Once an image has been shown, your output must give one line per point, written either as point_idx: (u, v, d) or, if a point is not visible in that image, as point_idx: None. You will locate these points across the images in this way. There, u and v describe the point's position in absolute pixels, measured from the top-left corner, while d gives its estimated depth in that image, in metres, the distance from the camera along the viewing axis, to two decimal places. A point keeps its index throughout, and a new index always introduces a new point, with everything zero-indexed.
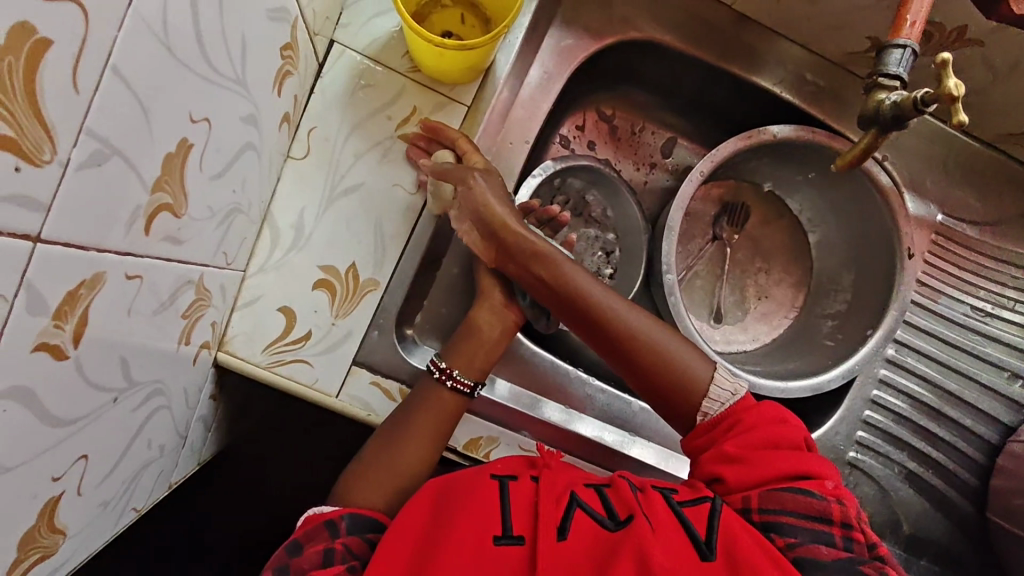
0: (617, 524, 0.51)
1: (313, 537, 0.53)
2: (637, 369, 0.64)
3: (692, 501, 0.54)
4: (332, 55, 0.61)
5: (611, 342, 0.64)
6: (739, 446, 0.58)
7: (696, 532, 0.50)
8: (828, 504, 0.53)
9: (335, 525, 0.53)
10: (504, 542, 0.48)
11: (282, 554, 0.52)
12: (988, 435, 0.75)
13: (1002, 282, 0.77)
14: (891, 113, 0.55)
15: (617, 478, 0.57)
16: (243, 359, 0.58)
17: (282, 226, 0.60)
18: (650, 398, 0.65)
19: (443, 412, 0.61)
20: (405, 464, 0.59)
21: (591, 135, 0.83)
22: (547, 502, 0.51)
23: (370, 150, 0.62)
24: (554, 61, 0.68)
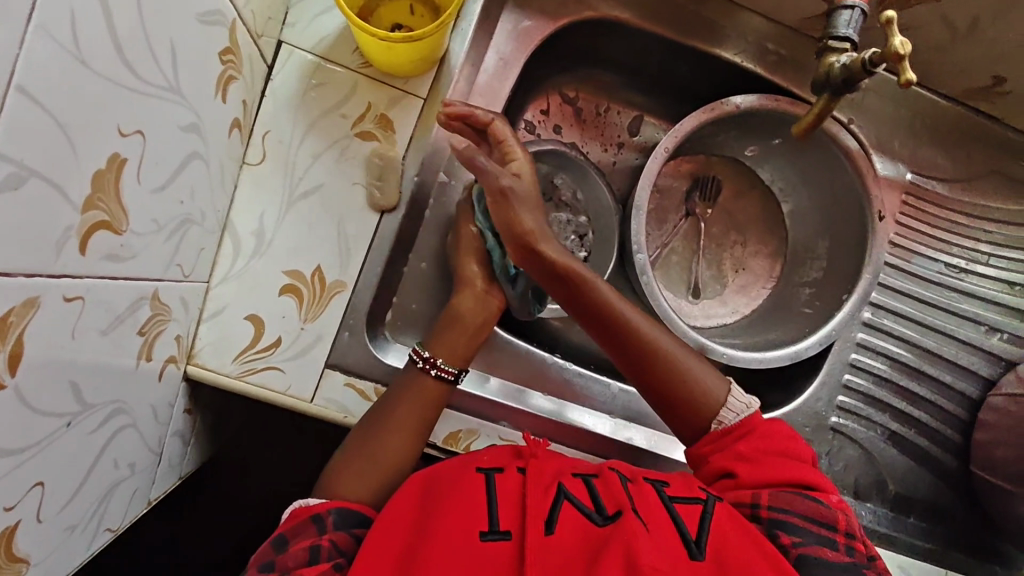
0: (605, 519, 0.50)
1: (299, 532, 0.52)
2: (651, 379, 0.62)
3: (684, 498, 0.54)
4: (281, 55, 0.60)
5: (629, 351, 0.62)
6: (755, 447, 0.59)
7: (686, 530, 0.51)
8: (834, 513, 0.56)
9: (322, 519, 0.53)
10: (490, 538, 0.48)
11: (269, 548, 0.52)
12: (968, 389, 0.76)
13: (975, 237, 0.77)
14: (842, 76, 0.58)
15: (604, 470, 0.57)
16: (213, 370, 0.58)
17: (243, 234, 0.59)
18: (658, 406, 0.63)
19: (427, 401, 0.60)
20: (390, 454, 0.58)
21: (556, 118, 0.81)
22: (534, 495, 0.51)
23: (327, 150, 0.61)
24: (510, 46, 0.67)
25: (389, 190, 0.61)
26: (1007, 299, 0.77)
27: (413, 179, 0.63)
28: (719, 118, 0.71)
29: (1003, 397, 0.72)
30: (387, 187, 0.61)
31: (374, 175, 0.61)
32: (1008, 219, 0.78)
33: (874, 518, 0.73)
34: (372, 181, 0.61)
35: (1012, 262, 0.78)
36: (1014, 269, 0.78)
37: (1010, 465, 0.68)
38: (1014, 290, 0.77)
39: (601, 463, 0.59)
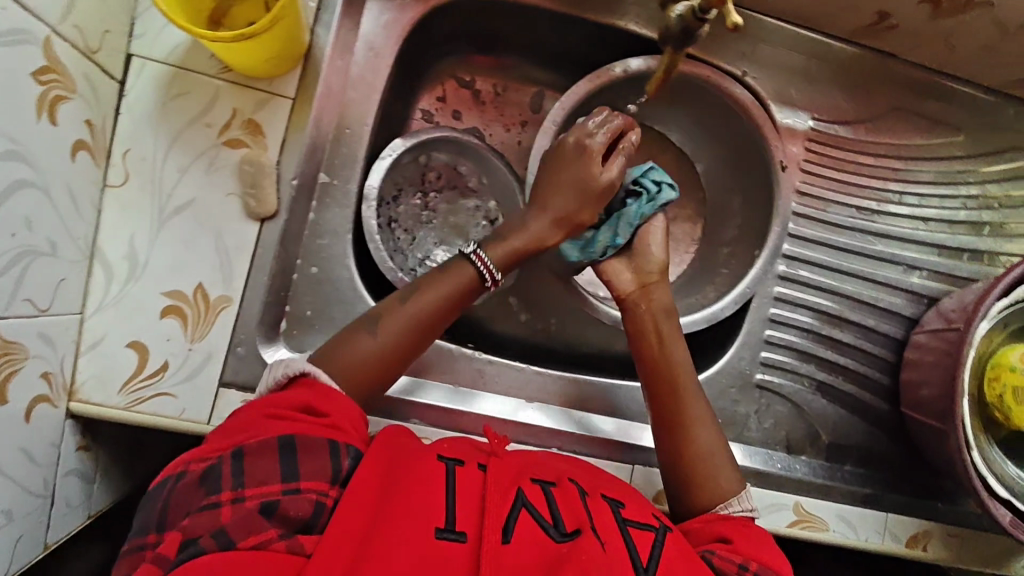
0: (563, 535, 0.45)
1: (308, 458, 0.45)
2: (676, 440, 0.61)
3: (637, 522, 0.50)
4: (132, 69, 0.57)
5: (669, 402, 0.63)
6: (756, 532, 0.55)
7: (637, 555, 0.46)
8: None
9: (338, 458, 0.46)
10: (446, 537, 0.41)
11: (276, 445, 0.45)
12: (893, 331, 0.75)
13: (883, 177, 0.77)
14: (680, 26, 0.56)
15: (563, 478, 0.52)
16: (98, 404, 0.56)
17: (114, 259, 0.57)
18: (668, 468, 0.61)
19: (466, 287, 0.60)
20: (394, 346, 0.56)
21: (454, 104, 0.79)
22: (494, 496, 0.46)
23: (194, 163, 0.58)
24: (381, 35, 0.64)
25: (264, 197, 0.59)
26: (923, 235, 0.77)
27: (291, 183, 0.60)
28: (608, 84, 0.70)
29: (927, 334, 0.71)
30: (262, 194, 0.59)
31: (247, 183, 0.59)
32: (915, 155, 0.78)
33: (809, 470, 0.73)
34: (245, 190, 0.59)
35: (922, 199, 0.78)
36: (925, 205, 0.78)
37: (934, 402, 0.68)
38: (929, 226, 0.78)
39: (558, 469, 0.54)
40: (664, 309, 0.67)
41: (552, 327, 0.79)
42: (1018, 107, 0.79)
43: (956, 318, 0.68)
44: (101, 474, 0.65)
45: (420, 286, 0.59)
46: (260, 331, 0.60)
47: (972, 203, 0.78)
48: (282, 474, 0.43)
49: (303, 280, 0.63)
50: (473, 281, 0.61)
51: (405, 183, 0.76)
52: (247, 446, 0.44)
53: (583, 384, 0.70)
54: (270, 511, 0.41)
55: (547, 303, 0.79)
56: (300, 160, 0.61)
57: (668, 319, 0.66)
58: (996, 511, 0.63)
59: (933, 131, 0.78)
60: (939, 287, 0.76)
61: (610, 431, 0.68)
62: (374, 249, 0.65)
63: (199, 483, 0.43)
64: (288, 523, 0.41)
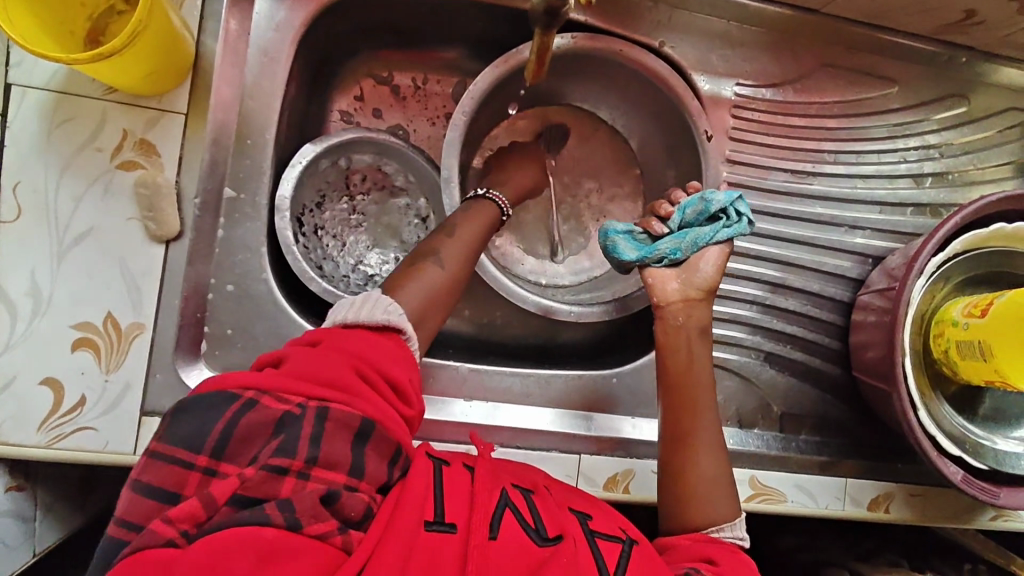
0: (545, 539, 0.45)
1: (377, 445, 0.43)
2: (678, 455, 0.58)
3: (606, 534, 0.49)
4: (13, 100, 0.55)
5: (677, 415, 0.60)
6: (744, 558, 0.52)
7: (605, 566, 0.45)
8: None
9: (394, 463, 0.43)
10: (435, 529, 0.41)
11: (344, 426, 0.41)
12: (839, 294, 0.74)
13: (817, 138, 0.75)
14: (544, 10, 0.53)
15: (540, 488, 0.52)
16: (19, 445, 0.55)
17: (17, 296, 0.55)
18: (664, 481, 0.59)
19: (488, 224, 0.63)
20: (449, 281, 0.58)
21: (373, 103, 0.77)
22: (482, 494, 0.45)
23: (89, 190, 0.56)
24: (272, 38, 0.62)
25: (165, 219, 0.57)
26: (863, 192, 0.76)
27: (194, 202, 0.59)
28: (517, 69, 0.67)
29: (872, 294, 0.70)
30: (161, 216, 0.57)
31: (144, 207, 0.57)
32: (848, 112, 0.76)
33: (762, 443, 0.71)
34: (144, 213, 0.57)
35: (860, 156, 0.76)
36: (863, 162, 0.76)
37: (879, 364, 0.66)
38: (868, 183, 0.76)
39: (534, 478, 0.53)
40: (696, 322, 0.62)
41: (497, 320, 0.78)
42: (952, 53, 0.77)
43: (897, 273, 0.67)
44: (41, 511, 0.65)
45: (455, 224, 0.61)
46: (179, 355, 0.59)
47: (910, 156, 0.77)
48: (353, 459, 0.41)
49: (221, 299, 0.61)
50: (493, 214, 0.64)
51: (329, 188, 0.73)
52: (330, 409, 0.41)
53: (524, 377, 0.69)
54: (329, 500, 0.39)
55: (488, 297, 0.78)
56: (200, 176, 0.59)
57: (693, 330, 0.62)
58: (948, 470, 0.62)
59: (865, 85, 0.76)
60: (882, 244, 0.75)
61: (551, 424, 0.67)
62: (293, 261, 0.63)
63: (274, 430, 0.39)
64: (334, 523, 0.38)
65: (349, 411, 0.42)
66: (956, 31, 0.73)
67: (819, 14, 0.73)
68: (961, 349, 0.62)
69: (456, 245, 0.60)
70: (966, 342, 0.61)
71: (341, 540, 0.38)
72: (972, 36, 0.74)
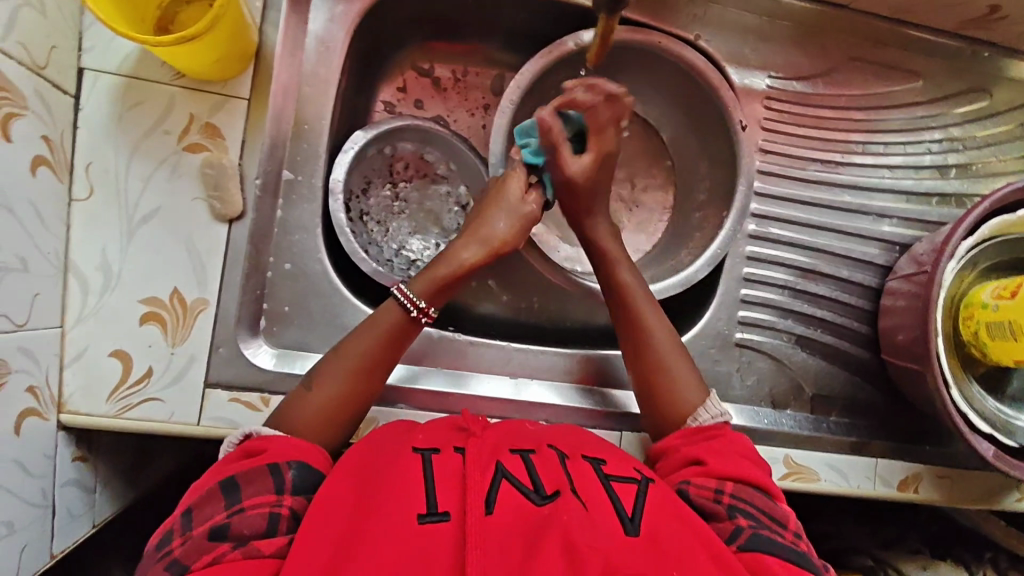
0: (543, 497, 0.47)
1: (252, 483, 0.49)
2: (647, 369, 0.63)
3: (619, 476, 0.53)
4: (86, 83, 0.58)
5: (631, 337, 0.65)
6: (724, 445, 0.57)
7: (621, 507, 0.48)
8: (788, 514, 0.54)
9: (281, 474, 0.50)
10: (430, 520, 0.44)
11: (216, 493, 0.48)
12: (867, 280, 0.76)
13: (846, 129, 0.78)
14: None
15: (542, 447, 0.54)
16: (89, 414, 0.57)
17: (88, 271, 0.57)
18: (642, 396, 0.64)
19: (397, 329, 0.60)
20: (345, 392, 0.58)
21: (415, 94, 0.80)
22: (475, 472, 0.48)
23: (158, 171, 0.59)
24: (330, 29, 0.66)
25: (230, 198, 0.60)
26: (890, 182, 0.78)
27: (255, 183, 0.62)
28: (560, 60, 0.70)
29: (900, 279, 0.72)
30: (226, 195, 0.60)
31: (210, 186, 0.59)
32: (875, 104, 0.78)
33: (795, 423, 0.73)
34: (209, 193, 0.59)
35: (886, 147, 0.78)
36: (890, 152, 0.78)
37: (910, 346, 0.69)
38: (895, 172, 0.78)
39: (539, 437, 0.56)
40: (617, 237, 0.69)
41: (534, 304, 0.80)
42: (975, 47, 0.79)
43: (925, 259, 0.69)
44: (101, 484, 0.67)
45: (353, 335, 0.60)
46: (240, 328, 0.62)
47: (936, 147, 0.79)
48: (225, 506, 0.47)
49: (278, 277, 0.65)
50: (401, 318, 0.61)
51: (373, 176, 0.76)
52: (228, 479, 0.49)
53: (564, 356, 0.71)
54: (222, 534, 0.46)
55: (525, 283, 0.80)
56: (262, 158, 0.62)
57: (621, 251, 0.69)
58: (980, 445, 0.64)
59: (892, 78, 0.78)
60: (909, 232, 0.77)
61: (603, 403, 0.69)
62: (346, 242, 0.66)
63: (184, 525, 0.47)
64: (243, 542, 0.45)
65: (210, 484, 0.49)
66: (977, 27, 0.76)
67: (847, 10, 0.76)
68: (991, 329, 0.64)
69: (349, 358, 0.59)
70: (996, 323, 0.63)
71: (269, 543, 0.45)
72: (995, 31, 0.76)
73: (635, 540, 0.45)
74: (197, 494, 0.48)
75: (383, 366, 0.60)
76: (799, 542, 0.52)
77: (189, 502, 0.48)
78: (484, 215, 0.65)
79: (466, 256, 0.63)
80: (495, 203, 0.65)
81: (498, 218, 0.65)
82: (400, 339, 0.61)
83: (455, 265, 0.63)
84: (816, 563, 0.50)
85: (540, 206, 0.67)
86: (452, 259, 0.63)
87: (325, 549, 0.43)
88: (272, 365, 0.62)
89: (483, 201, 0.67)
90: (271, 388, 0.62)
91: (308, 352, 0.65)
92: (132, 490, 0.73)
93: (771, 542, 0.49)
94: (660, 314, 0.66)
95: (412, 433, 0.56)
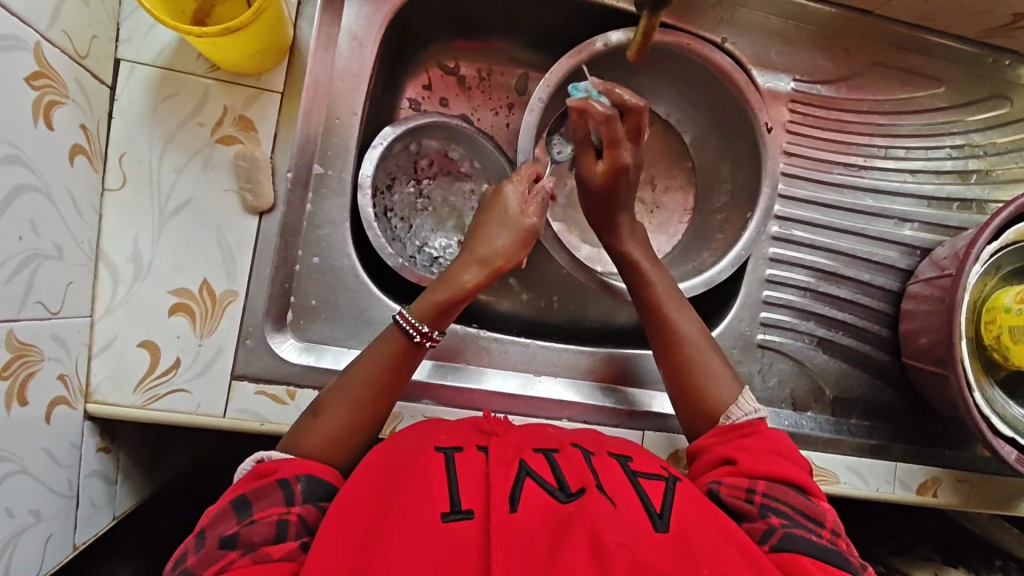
0: (569, 495, 0.45)
1: (263, 497, 0.48)
2: (680, 370, 0.63)
3: (647, 473, 0.51)
4: (122, 74, 0.58)
5: (662, 340, 0.65)
6: (758, 443, 0.57)
7: (649, 503, 0.47)
8: (825, 513, 0.53)
9: (289, 486, 0.49)
10: (453, 518, 0.42)
11: (227, 510, 0.47)
12: (888, 283, 0.77)
13: (869, 133, 0.78)
14: None
15: (566, 446, 0.52)
16: (116, 404, 0.57)
17: (119, 261, 0.57)
18: (677, 396, 0.63)
19: (395, 354, 0.57)
20: (351, 421, 0.55)
21: (440, 92, 0.80)
22: (498, 471, 0.46)
23: (190, 162, 0.59)
24: (363, 26, 0.66)
25: (261, 190, 0.60)
26: (911, 187, 0.78)
27: (286, 176, 0.62)
28: (589, 59, 0.71)
29: (921, 283, 0.72)
30: (258, 187, 0.60)
31: (243, 178, 0.60)
32: (898, 108, 0.79)
33: (816, 425, 0.74)
34: (241, 185, 0.60)
35: (908, 151, 0.79)
36: (912, 157, 0.79)
37: (932, 349, 0.69)
38: (917, 177, 0.79)
39: (563, 437, 0.54)
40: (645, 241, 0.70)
41: (554, 304, 0.80)
42: (996, 55, 0.80)
43: (947, 263, 0.69)
44: (123, 476, 0.65)
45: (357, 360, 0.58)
46: (267, 321, 0.62)
47: (956, 152, 0.80)
48: (236, 519, 0.47)
49: (306, 271, 0.65)
50: (402, 344, 0.57)
51: (398, 173, 0.76)
52: (239, 498, 0.48)
53: (587, 354, 0.72)
54: (232, 544, 0.45)
55: (546, 282, 0.80)
56: (294, 152, 0.63)
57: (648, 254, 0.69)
58: (1002, 449, 0.64)
59: (915, 84, 0.79)
60: (930, 237, 0.77)
61: (626, 402, 0.69)
62: (373, 237, 0.67)
63: (196, 542, 0.46)
64: (253, 550, 0.45)
65: (220, 506, 0.48)
66: (1002, 34, 0.76)
67: (872, 16, 0.77)
68: (1014, 334, 0.64)
69: (354, 384, 0.56)
70: (1019, 327, 0.63)
71: (279, 549, 0.45)
72: (1017, 39, 0.77)
73: (666, 537, 0.43)
74: (210, 514, 0.48)
75: (386, 393, 0.57)
76: (837, 542, 0.51)
77: (201, 522, 0.47)
78: (483, 232, 0.63)
79: (467, 278, 0.60)
80: (497, 220, 0.63)
81: (498, 234, 0.62)
82: (400, 366, 0.57)
83: (456, 287, 0.59)
84: (853, 561, 0.50)
85: (540, 219, 0.65)
86: (452, 283, 0.60)
87: (348, 555, 0.42)
88: (299, 359, 0.62)
89: (483, 216, 0.65)
90: (297, 381, 0.62)
91: (334, 346, 0.65)
92: (150, 484, 0.72)
93: (802, 541, 0.49)
94: (688, 314, 0.66)
95: (435, 429, 0.54)
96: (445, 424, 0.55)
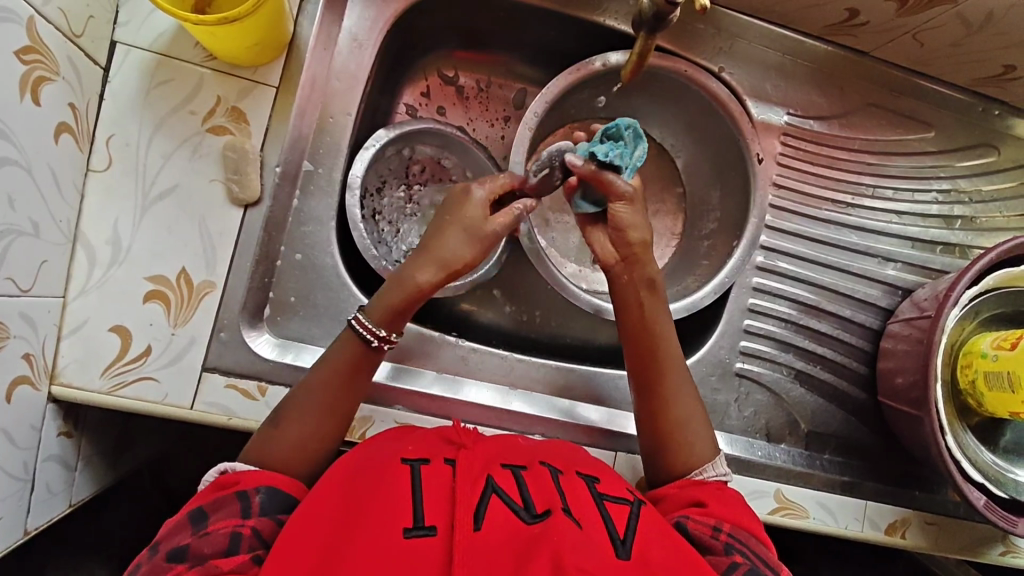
0: (534, 516, 0.44)
1: (221, 508, 0.47)
2: (663, 429, 0.62)
3: (613, 497, 0.51)
4: (117, 56, 0.58)
5: (657, 395, 0.63)
6: (726, 494, 0.57)
7: (614, 528, 0.46)
8: (779, 563, 0.53)
9: (248, 498, 0.48)
10: (415, 534, 0.41)
11: (184, 522, 0.47)
12: (869, 321, 0.77)
13: (858, 171, 0.79)
14: (652, 13, 0.58)
15: (535, 464, 0.51)
16: (80, 389, 0.55)
17: (97, 243, 0.56)
18: (651, 443, 0.62)
19: (352, 359, 0.57)
20: (311, 431, 0.54)
21: (438, 100, 0.81)
22: (464, 487, 0.45)
23: (179, 149, 0.58)
24: (364, 28, 0.67)
25: (249, 182, 0.59)
26: (896, 227, 0.79)
27: (275, 170, 0.62)
28: (588, 78, 0.72)
29: (901, 322, 0.72)
30: (245, 179, 0.59)
31: (230, 169, 0.59)
32: (889, 149, 0.80)
33: (789, 458, 0.73)
34: (228, 176, 0.59)
35: (895, 192, 0.80)
36: (901, 198, 0.80)
37: (908, 390, 0.69)
38: (903, 219, 0.80)
39: (533, 453, 0.54)
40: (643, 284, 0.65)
41: (536, 318, 0.80)
42: (986, 104, 0.81)
43: (927, 304, 0.70)
44: (83, 462, 0.63)
45: (317, 364, 0.57)
46: (243, 315, 0.61)
47: (943, 197, 0.81)
48: (191, 530, 0.46)
49: (288, 266, 0.65)
50: (358, 350, 0.57)
51: (390, 176, 0.76)
52: (195, 512, 0.47)
53: (565, 371, 0.71)
54: (181, 556, 0.44)
55: (530, 296, 0.80)
56: (285, 148, 0.63)
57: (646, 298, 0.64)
58: (971, 494, 0.64)
59: (906, 127, 0.80)
60: (913, 278, 0.78)
61: (597, 423, 0.69)
62: (358, 237, 0.66)
63: (152, 552, 0.46)
64: (202, 561, 0.44)
65: (179, 517, 0.47)
66: (992, 85, 0.78)
67: (867, 57, 0.78)
68: (989, 379, 0.64)
69: (318, 390, 0.55)
70: (996, 372, 0.63)
71: (228, 561, 0.43)
72: (1007, 90, 0.78)
73: (626, 563, 0.43)
74: (167, 526, 0.47)
75: (347, 399, 0.56)
76: None
77: (159, 534, 0.47)
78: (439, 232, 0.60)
79: (421, 279, 0.58)
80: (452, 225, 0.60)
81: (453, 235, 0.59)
82: (357, 370, 0.57)
83: (410, 289, 0.58)
84: None
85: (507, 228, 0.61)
86: (406, 283, 0.58)
87: (304, 563, 0.41)
88: (272, 356, 0.61)
89: (439, 221, 0.61)
90: (268, 378, 0.61)
91: (311, 345, 0.64)
92: (112, 474, 0.71)
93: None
94: (682, 372, 0.64)
95: (400, 438, 0.53)
96: (415, 433, 0.54)
